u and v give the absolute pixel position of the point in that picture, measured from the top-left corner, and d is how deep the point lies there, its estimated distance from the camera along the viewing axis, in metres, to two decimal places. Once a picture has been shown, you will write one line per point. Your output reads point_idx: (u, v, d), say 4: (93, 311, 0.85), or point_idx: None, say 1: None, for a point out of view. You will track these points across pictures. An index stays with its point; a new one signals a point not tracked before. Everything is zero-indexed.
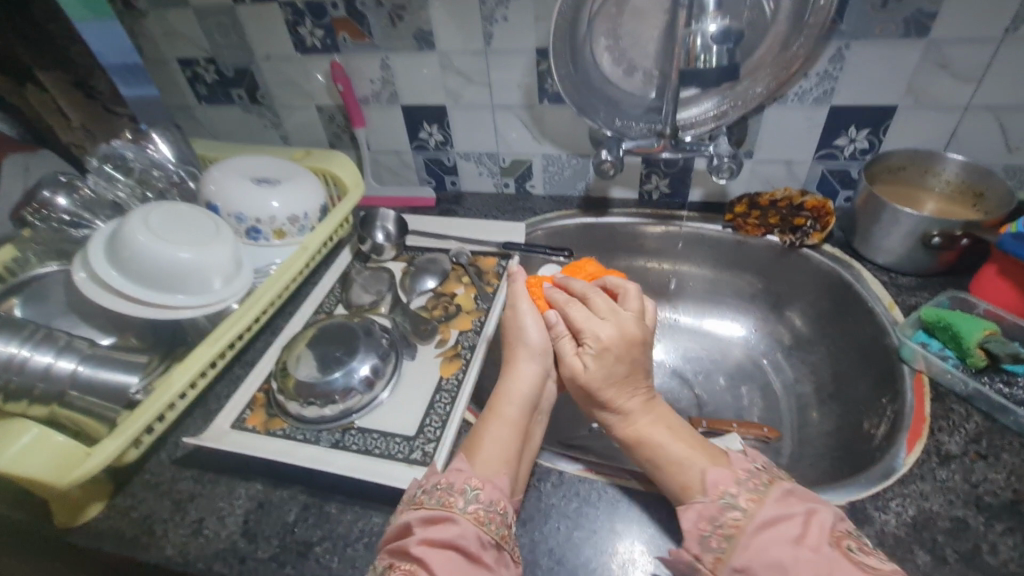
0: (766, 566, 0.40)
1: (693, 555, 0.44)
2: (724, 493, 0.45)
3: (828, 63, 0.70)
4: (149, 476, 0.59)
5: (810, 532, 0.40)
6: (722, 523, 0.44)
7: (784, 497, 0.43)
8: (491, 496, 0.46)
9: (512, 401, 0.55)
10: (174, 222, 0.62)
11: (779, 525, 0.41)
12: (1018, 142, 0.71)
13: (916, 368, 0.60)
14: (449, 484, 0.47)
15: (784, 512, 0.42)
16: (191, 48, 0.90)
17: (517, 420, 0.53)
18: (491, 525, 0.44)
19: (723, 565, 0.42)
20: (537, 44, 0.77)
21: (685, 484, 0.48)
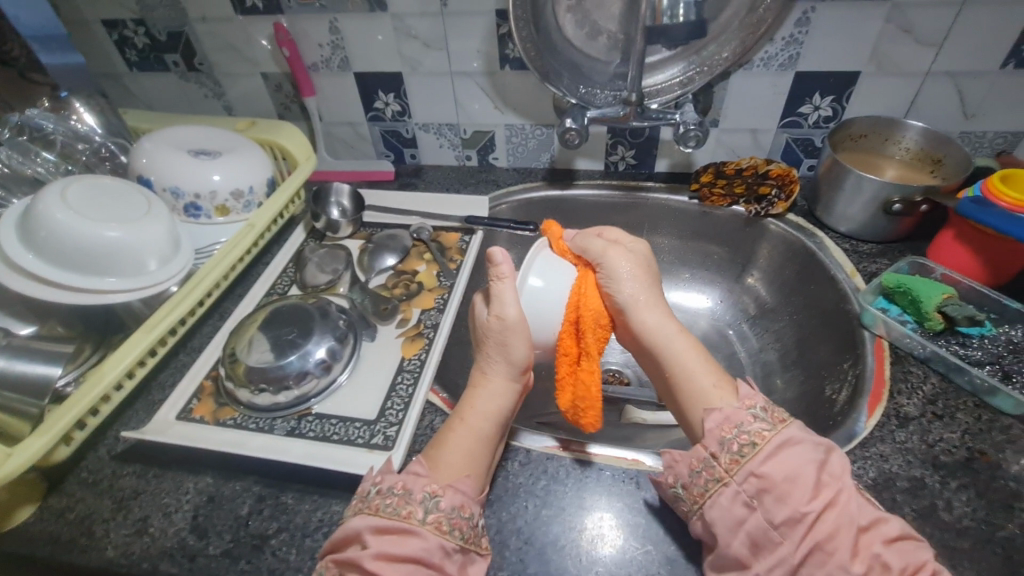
0: (786, 480, 0.42)
1: (709, 452, 0.45)
2: (754, 404, 0.46)
3: (794, 26, 0.68)
4: (86, 474, 0.54)
5: (831, 461, 0.43)
6: (747, 431, 0.45)
7: (804, 428, 0.45)
8: (454, 502, 0.45)
9: (481, 414, 0.51)
10: (99, 199, 0.57)
11: (802, 446, 0.43)
12: (974, 108, 0.72)
13: (877, 333, 0.61)
14: (406, 490, 0.45)
15: (809, 437, 0.44)
16: (116, 8, 0.81)
17: (490, 437, 0.50)
18: (456, 531, 0.43)
19: (740, 469, 0.43)
20: (497, 5, 0.73)
21: (716, 397, 0.49)
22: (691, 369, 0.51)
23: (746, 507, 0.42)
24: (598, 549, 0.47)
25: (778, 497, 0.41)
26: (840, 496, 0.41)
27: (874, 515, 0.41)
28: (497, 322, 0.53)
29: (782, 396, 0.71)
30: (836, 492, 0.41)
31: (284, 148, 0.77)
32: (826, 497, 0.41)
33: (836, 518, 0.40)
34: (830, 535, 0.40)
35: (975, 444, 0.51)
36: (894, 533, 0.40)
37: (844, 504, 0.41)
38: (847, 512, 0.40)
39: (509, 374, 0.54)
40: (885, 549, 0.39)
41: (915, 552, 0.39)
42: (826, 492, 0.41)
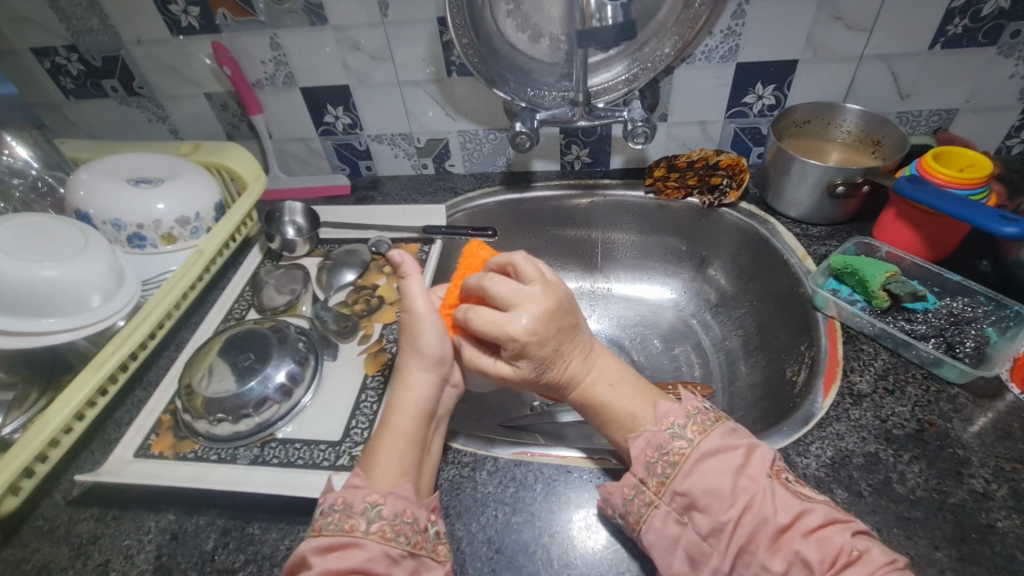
0: (706, 493, 0.42)
1: (637, 478, 0.45)
2: (672, 423, 0.46)
3: (731, 19, 0.70)
4: (41, 522, 0.52)
5: (751, 463, 0.43)
6: (667, 451, 0.45)
7: (726, 432, 0.45)
8: (396, 508, 0.44)
9: (401, 411, 0.50)
10: (32, 237, 0.55)
11: (721, 455, 0.43)
12: (908, 89, 0.75)
13: (828, 314, 0.63)
14: (346, 505, 0.44)
15: (728, 444, 0.44)
16: (45, 35, 0.79)
17: (410, 431, 0.49)
18: (400, 538, 0.43)
19: (666, 488, 0.44)
20: (437, 12, 0.73)
21: (636, 422, 0.48)
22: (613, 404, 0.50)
23: (679, 524, 0.43)
24: (568, 552, 0.47)
25: (702, 510, 0.42)
26: (756, 499, 0.41)
27: (795, 510, 0.40)
28: (406, 314, 0.53)
29: (747, 381, 0.72)
30: (750, 496, 0.41)
31: (232, 170, 0.75)
32: (742, 503, 0.41)
33: (752, 521, 0.40)
34: (752, 539, 0.40)
35: (924, 415, 0.52)
36: (816, 525, 0.39)
37: (759, 506, 0.40)
38: (763, 513, 0.40)
39: (424, 367, 0.52)
40: (804, 544, 0.39)
41: (835, 542, 0.38)
42: (741, 498, 0.41)
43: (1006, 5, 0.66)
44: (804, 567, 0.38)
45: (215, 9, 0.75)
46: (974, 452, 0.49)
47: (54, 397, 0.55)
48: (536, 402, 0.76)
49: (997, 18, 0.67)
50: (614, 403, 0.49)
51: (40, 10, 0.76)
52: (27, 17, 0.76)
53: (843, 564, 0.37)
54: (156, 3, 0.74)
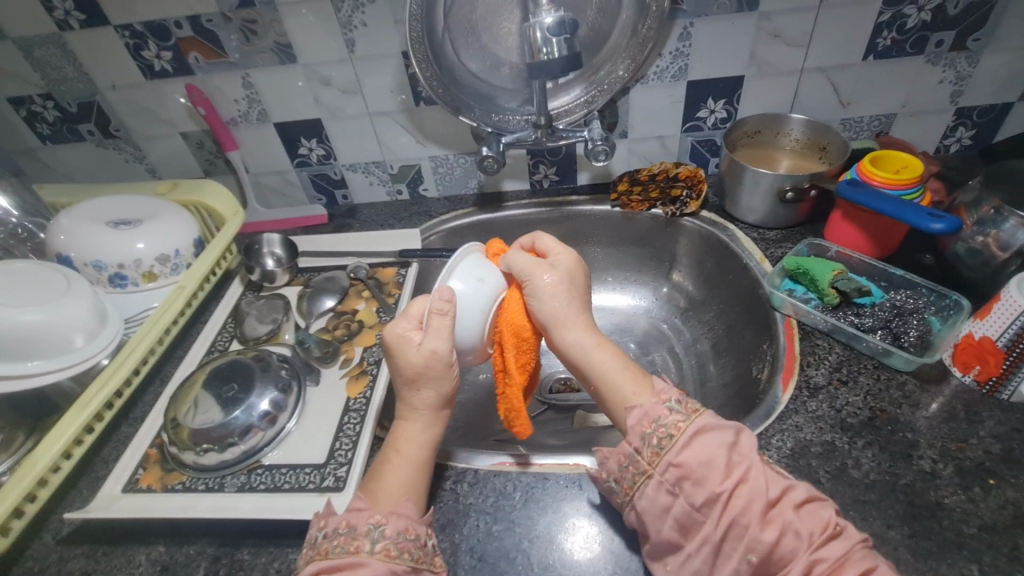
0: (701, 466, 0.44)
1: (632, 447, 0.47)
2: (670, 398, 0.49)
3: (678, 41, 0.74)
4: (32, 562, 0.53)
5: (741, 441, 0.46)
6: (663, 424, 0.47)
7: (714, 414, 0.47)
8: (399, 526, 0.46)
9: (410, 445, 0.52)
10: (14, 284, 0.56)
11: (715, 432, 0.46)
12: (848, 98, 0.80)
13: (786, 313, 0.66)
14: (351, 527, 0.46)
15: (719, 424, 0.47)
16: (21, 85, 0.81)
17: (422, 462, 0.51)
18: (404, 555, 0.45)
19: (660, 460, 0.45)
20: (402, 47, 0.77)
21: (638, 392, 0.50)
22: (611, 375, 0.52)
23: (671, 494, 0.45)
24: (549, 555, 0.49)
25: (696, 482, 0.44)
26: (750, 472, 0.44)
27: (783, 485, 0.44)
28: (434, 359, 0.50)
29: (717, 382, 0.75)
30: (745, 469, 0.44)
31: (210, 208, 0.77)
32: (737, 475, 0.44)
33: (748, 492, 0.43)
34: (744, 512, 0.42)
35: (876, 403, 0.56)
36: (803, 497, 0.43)
37: (752, 480, 0.43)
38: (756, 487, 0.43)
39: (436, 405, 0.53)
40: (795, 515, 0.42)
41: (822, 513, 0.42)
42: (737, 471, 0.44)
43: (927, 17, 0.71)
44: (796, 535, 0.41)
45: (186, 53, 0.77)
46: (922, 435, 0.53)
47: (41, 438, 0.57)
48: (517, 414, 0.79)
49: (921, 30, 0.73)
50: (613, 372, 0.52)
51: (15, 62, 0.78)
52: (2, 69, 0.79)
53: (830, 534, 0.41)
54: (129, 50, 0.77)
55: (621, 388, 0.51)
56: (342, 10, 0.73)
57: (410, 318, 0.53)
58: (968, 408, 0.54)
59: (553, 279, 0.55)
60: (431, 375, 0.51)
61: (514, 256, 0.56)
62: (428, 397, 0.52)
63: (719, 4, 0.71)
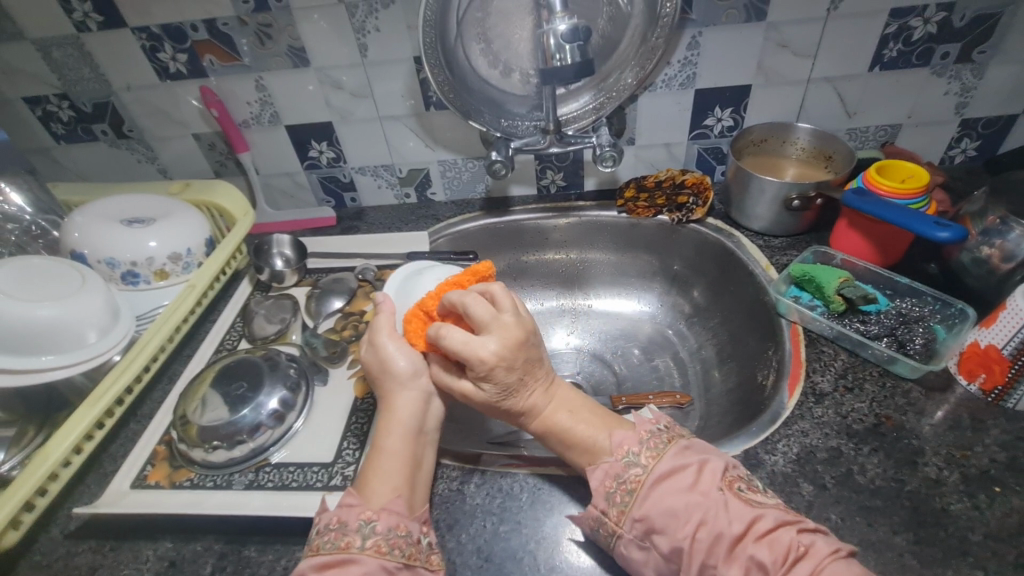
0: (663, 515, 0.44)
1: (599, 510, 0.47)
2: (627, 451, 0.49)
3: (686, 50, 0.75)
4: (39, 557, 0.53)
5: (702, 479, 0.45)
6: (626, 479, 0.47)
7: (679, 452, 0.47)
8: (389, 522, 0.46)
9: (393, 433, 0.52)
10: (30, 279, 0.57)
11: (673, 477, 0.46)
12: (854, 108, 0.81)
13: (792, 320, 0.67)
14: (342, 523, 0.46)
15: (679, 463, 0.47)
16: (37, 85, 0.82)
17: (403, 452, 0.51)
18: (395, 551, 0.45)
19: (626, 517, 0.45)
20: (414, 52, 0.78)
21: (600, 447, 0.51)
22: (573, 434, 0.52)
23: (643, 548, 0.45)
24: (556, 557, 0.50)
25: (662, 532, 0.44)
26: (708, 514, 0.43)
27: (747, 518, 0.42)
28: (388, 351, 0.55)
29: (722, 388, 0.76)
30: (702, 512, 0.43)
31: (221, 207, 0.78)
32: (697, 518, 0.43)
33: (709, 534, 0.42)
34: (710, 551, 0.42)
35: (881, 410, 0.56)
36: (766, 528, 0.42)
37: (712, 519, 0.43)
38: (716, 527, 0.42)
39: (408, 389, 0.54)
40: (756, 548, 0.41)
41: (782, 543, 0.41)
42: (696, 513, 0.43)
43: (933, 29, 0.72)
44: (760, 570, 0.40)
45: (202, 56, 0.79)
46: (928, 442, 0.53)
47: (52, 433, 0.57)
48: None
49: (927, 42, 0.73)
50: (574, 429, 0.53)
51: (33, 62, 0.80)
52: (20, 69, 0.80)
53: (794, 561, 0.40)
54: (145, 52, 0.78)
55: (580, 447, 0.52)
56: (356, 16, 0.74)
57: (374, 350, 0.56)
58: (973, 416, 0.55)
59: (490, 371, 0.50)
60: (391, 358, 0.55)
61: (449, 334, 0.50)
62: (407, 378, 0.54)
63: (728, 14, 0.72)
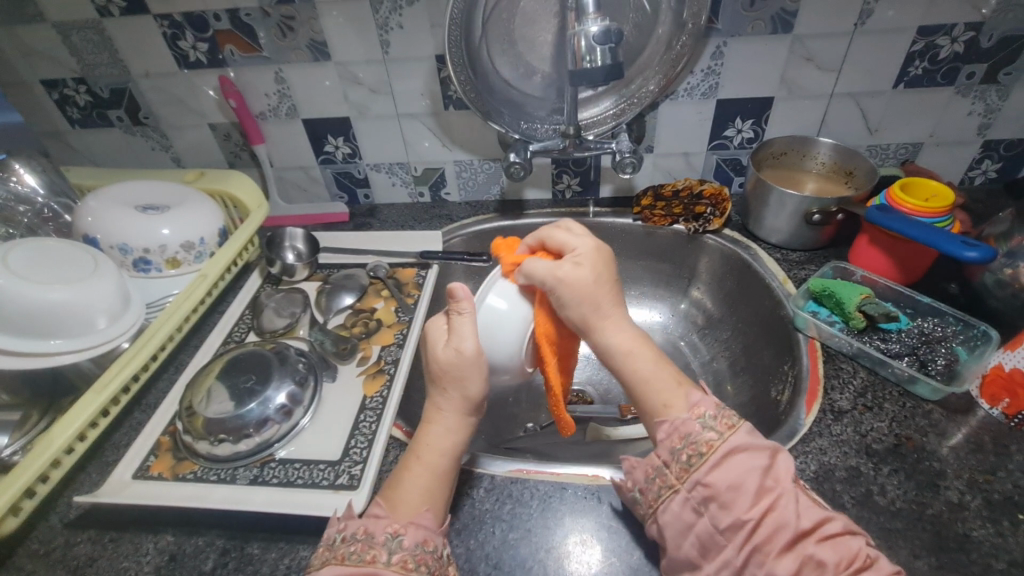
0: (730, 489, 0.43)
1: (661, 460, 0.47)
2: (704, 412, 0.47)
3: (710, 59, 0.75)
4: (37, 545, 0.52)
5: (776, 467, 0.44)
6: (695, 440, 0.46)
7: (751, 433, 0.46)
8: (417, 537, 0.45)
9: (442, 452, 0.51)
10: (41, 260, 0.56)
11: (747, 454, 0.44)
12: (877, 125, 0.80)
13: (809, 335, 0.66)
14: (369, 535, 0.45)
15: (755, 444, 0.45)
16: (56, 69, 0.82)
17: (448, 471, 0.50)
18: (422, 567, 0.43)
19: (688, 477, 0.45)
20: (436, 50, 0.77)
21: (673, 397, 0.49)
22: (646, 376, 0.51)
23: (696, 512, 0.44)
24: (566, 567, 0.48)
25: (722, 504, 0.43)
26: (778, 502, 0.42)
27: (816, 515, 0.42)
28: (454, 356, 0.51)
29: (734, 401, 0.75)
30: (774, 499, 0.42)
31: (236, 198, 0.78)
32: (764, 503, 0.42)
33: (774, 523, 0.41)
34: (769, 539, 0.41)
35: (902, 430, 0.55)
36: (835, 530, 0.42)
37: (782, 508, 0.42)
38: (784, 517, 0.42)
39: (464, 408, 0.53)
40: (819, 548, 0.40)
41: (849, 547, 0.41)
42: (765, 499, 0.42)
43: (960, 49, 0.72)
44: (819, 568, 0.40)
45: (223, 45, 0.78)
46: (948, 465, 0.52)
47: (55, 419, 0.56)
48: (530, 423, 0.78)
49: (953, 61, 0.73)
50: (651, 368, 0.51)
51: (53, 45, 0.79)
52: (39, 51, 0.80)
53: (859, 567, 0.40)
54: (166, 39, 0.78)
55: (655, 393, 0.50)
56: (380, 12, 0.74)
57: (450, 353, 0.51)
58: (995, 440, 0.54)
59: (580, 276, 0.51)
60: (461, 373, 0.51)
61: (532, 263, 0.53)
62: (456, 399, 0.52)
63: (754, 25, 0.71)
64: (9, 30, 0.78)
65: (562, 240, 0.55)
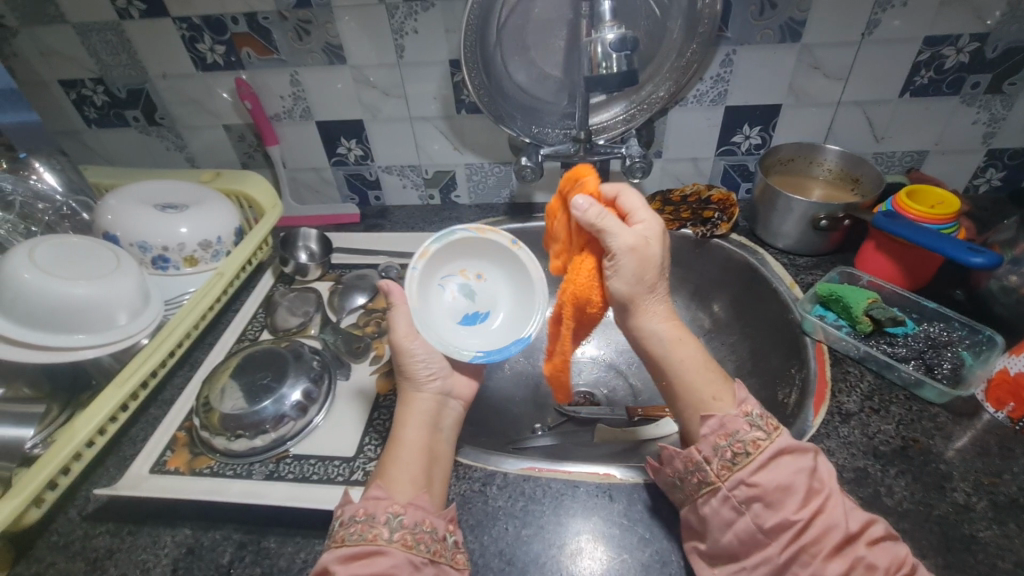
0: (778, 490, 0.44)
1: (702, 456, 0.48)
2: (751, 411, 0.49)
3: (720, 67, 0.76)
4: (57, 537, 0.53)
5: (821, 468, 0.46)
6: (742, 438, 0.47)
7: (794, 435, 0.48)
8: (416, 517, 0.46)
9: (409, 425, 0.55)
10: (67, 257, 0.57)
11: (795, 455, 0.46)
12: (882, 133, 0.81)
13: (816, 339, 0.67)
14: (369, 515, 0.46)
15: (800, 445, 0.47)
16: (75, 69, 0.83)
17: (420, 443, 0.53)
18: (421, 546, 0.45)
19: (731, 475, 0.46)
20: (450, 55, 0.79)
21: (716, 401, 0.51)
22: (688, 374, 0.53)
23: (736, 510, 0.45)
24: (578, 565, 0.49)
25: (768, 504, 0.44)
26: (827, 504, 0.44)
27: (862, 518, 0.44)
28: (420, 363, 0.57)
29: None
30: (822, 500, 0.44)
31: (251, 198, 0.79)
32: (813, 505, 0.44)
33: (825, 524, 0.43)
34: (815, 540, 0.42)
35: (908, 433, 0.56)
36: (879, 534, 0.43)
37: (831, 510, 0.43)
38: (831, 519, 0.43)
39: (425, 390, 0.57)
40: (868, 551, 0.42)
41: (896, 550, 0.42)
42: (815, 500, 0.44)
43: (966, 59, 0.73)
44: (868, 570, 0.41)
45: (240, 48, 0.80)
46: (955, 468, 0.53)
47: (76, 413, 0.58)
48: (538, 424, 0.78)
49: (959, 71, 0.74)
50: (693, 366, 0.54)
51: (73, 46, 0.81)
52: (60, 52, 0.81)
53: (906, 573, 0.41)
54: (184, 41, 0.79)
55: (699, 389, 0.52)
56: (396, 16, 0.75)
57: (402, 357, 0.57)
58: (1001, 443, 0.54)
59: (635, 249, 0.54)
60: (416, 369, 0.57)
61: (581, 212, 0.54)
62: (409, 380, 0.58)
63: (763, 33, 0.73)
64: (31, 31, 0.79)
65: (632, 204, 0.57)
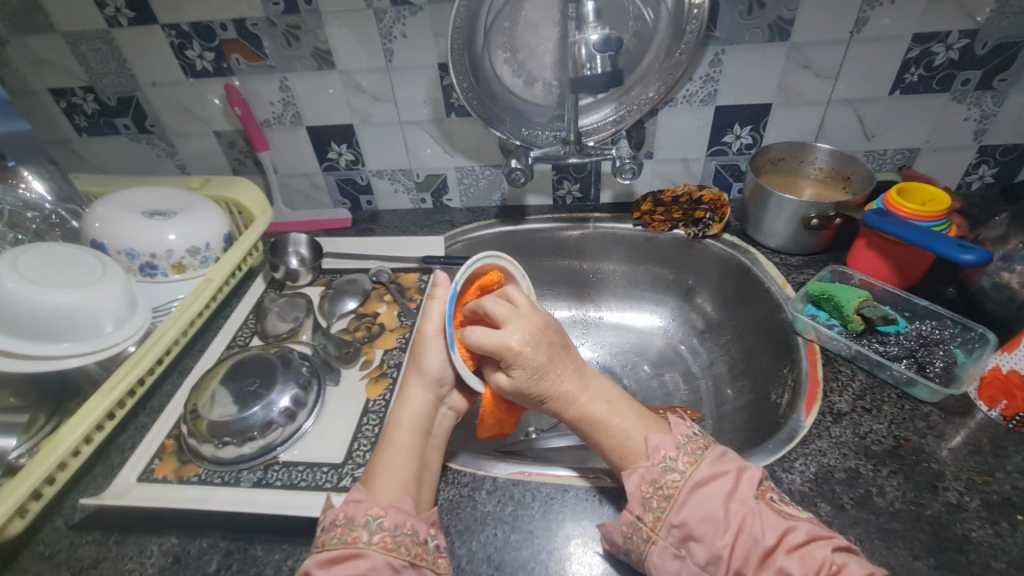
0: (702, 522, 0.44)
1: (634, 515, 0.46)
2: (665, 455, 0.48)
3: (709, 67, 0.76)
4: (42, 547, 0.53)
5: (740, 487, 0.46)
6: (662, 485, 0.47)
7: (714, 461, 0.48)
8: (396, 520, 0.46)
9: (403, 428, 0.53)
10: (52, 265, 0.57)
11: (713, 483, 0.46)
12: (874, 131, 0.81)
13: (808, 338, 0.67)
14: (348, 518, 0.46)
15: (718, 471, 0.47)
16: (65, 78, 0.83)
17: (411, 445, 0.52)
18: (401, 548, 0.45)
19: (662, 523, 0.45)
20: (439, 59, 0.79)
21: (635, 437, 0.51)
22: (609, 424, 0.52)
23: (678, 558, 0.44)
24: (568, 569, 0.49)
25: (698, 539, 0.44)
26: (748, 521, 0.43)
27: (787, 525, 0.43)
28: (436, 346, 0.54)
29: (733, 405, 0.75)
30: (743, 517, 0.44)
31: (241, 204, 0.79)
32: (736, 525, 0.44)
33: (747, 543, 0.43)
34: (746, 559, 0.43)
35: (900, 432, 0.55)
36: (809, 536, 0.43)
37: (753, 524, 0.43)
38: (756, 533, 0.43)
39: (427, 389, 0.55)
40: (796, 557, 0.41)
41: (828, 551, 0.42)
42: (737, 520, 0.44)
43: (955, 56, 0.73)
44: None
45: (229, 54, 0.80)
46: (947, 467, 0.52)
47: (63, 421, 0.57)
48: (532, 428, 0.78)
49: (948, 68, 0.74)
50: (608, 420, 0.52)
51: (62, 55, 0.81)
52: (49, 61, 0.81)
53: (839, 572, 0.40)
54: (173, 48, 0.79)
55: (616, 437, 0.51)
56: (384, 20, 0.75)
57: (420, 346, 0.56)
58: (994, 441, 0.54)
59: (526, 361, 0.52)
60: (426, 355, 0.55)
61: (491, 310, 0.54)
62: (421, 380, 0.55)
63: (752, 33, 0.72)
64: (20, 40, 0.79)
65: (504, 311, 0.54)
